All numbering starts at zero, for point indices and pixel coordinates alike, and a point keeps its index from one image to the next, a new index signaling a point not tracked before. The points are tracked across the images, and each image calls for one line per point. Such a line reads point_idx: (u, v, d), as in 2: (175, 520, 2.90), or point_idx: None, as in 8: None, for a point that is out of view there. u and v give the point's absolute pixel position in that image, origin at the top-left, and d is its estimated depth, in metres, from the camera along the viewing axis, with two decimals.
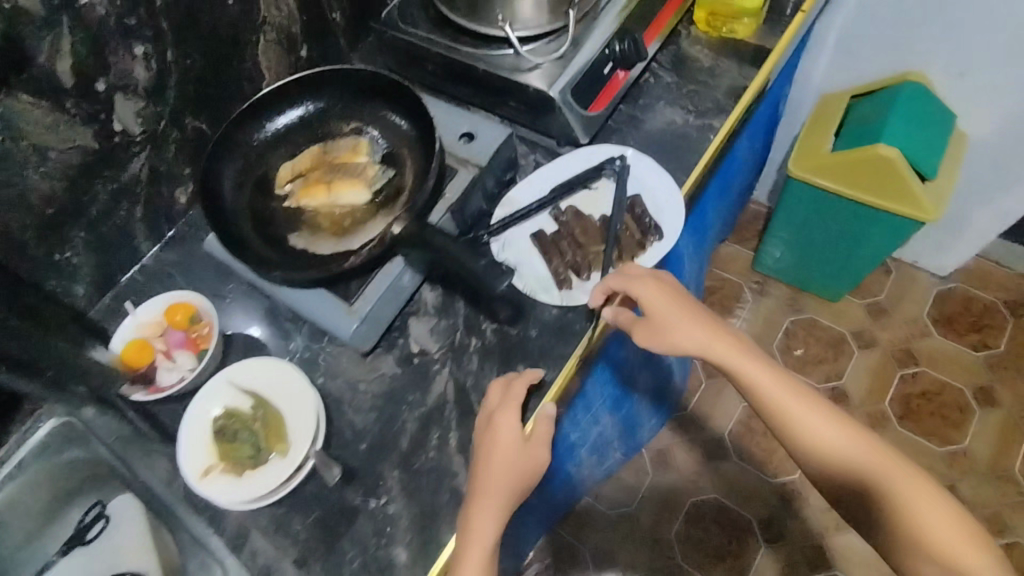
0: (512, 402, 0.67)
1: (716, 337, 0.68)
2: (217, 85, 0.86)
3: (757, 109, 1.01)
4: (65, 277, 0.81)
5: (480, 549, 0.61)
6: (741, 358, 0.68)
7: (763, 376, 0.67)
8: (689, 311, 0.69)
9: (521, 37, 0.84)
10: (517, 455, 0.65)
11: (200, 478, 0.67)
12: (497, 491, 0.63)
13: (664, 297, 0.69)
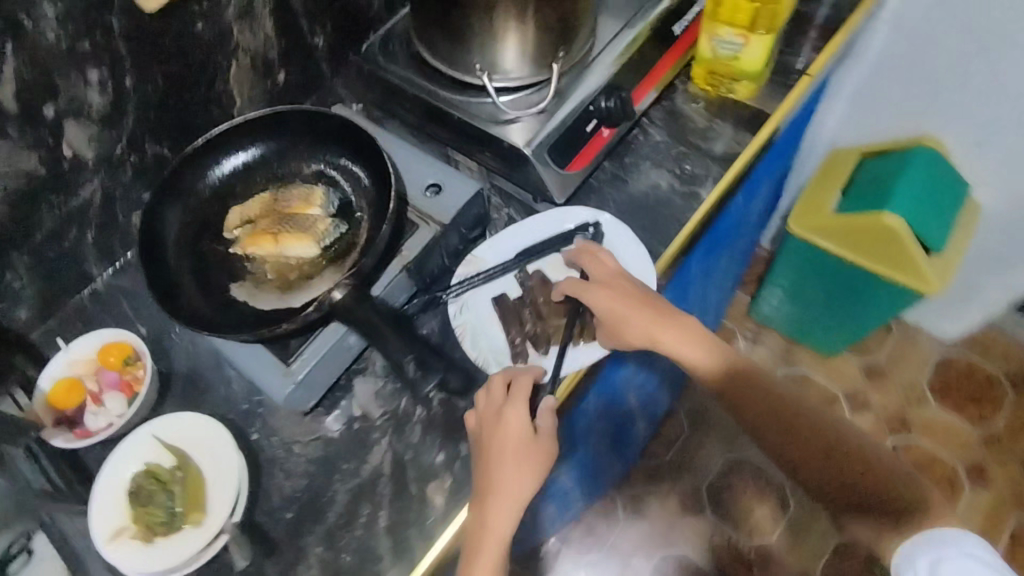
0: (519, 396, 0.66)
1: (681, 329, 0.72)
2: (181, 109, 0.82)
3: (756, 171, 0.94)
4: (6, 300, 0.78)
5: (500, 540, 0.63)
6: (701, 349, 0.72)
7: (719, 363, 0.72)
8: (655, 307, 0.72)
9: (501, 87, 0.79)
10: (529, 446, 0.65)
11: (108, 541, 0.63)
12: (517, 481, 0.64)
13: (634, 293, 0.72)
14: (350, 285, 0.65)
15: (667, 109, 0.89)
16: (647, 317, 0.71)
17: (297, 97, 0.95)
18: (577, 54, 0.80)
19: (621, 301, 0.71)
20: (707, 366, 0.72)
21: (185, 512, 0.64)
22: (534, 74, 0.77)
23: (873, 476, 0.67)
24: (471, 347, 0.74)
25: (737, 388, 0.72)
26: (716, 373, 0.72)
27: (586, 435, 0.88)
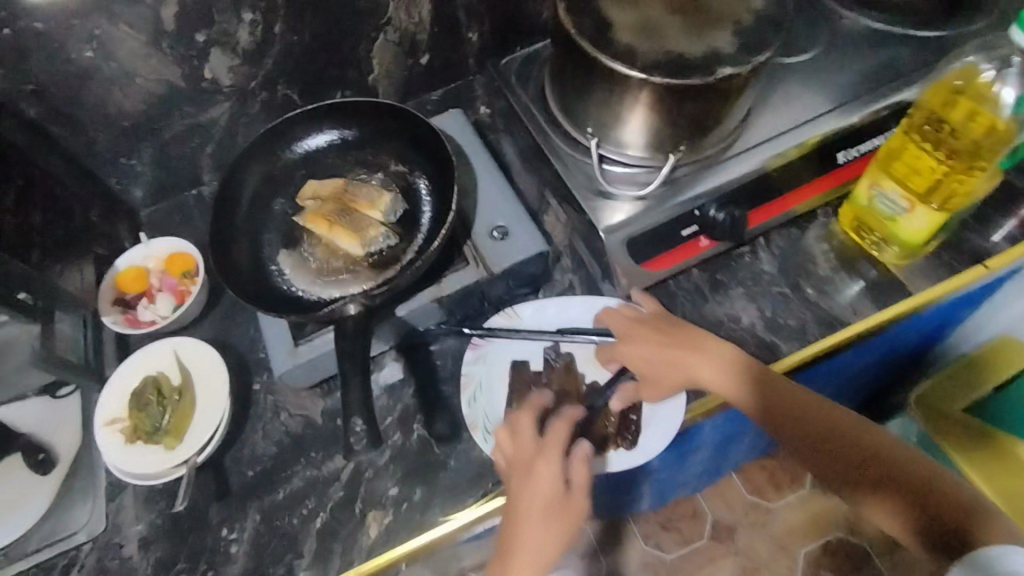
0: (552, 447, 0.63)
1: (713, 355, 0.65)
2: (320, 65, 0.85)
3: (882, 344, 0.78)
4: (125, 177, 0.85)
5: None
6: (735, 378, 0.64)
7: (751, 388, 0.63)
8: (687, 338, 0.67)
9: (610, 157, 0.74)
10: (557, 508, 0.60)
11: (103, 425, 0.71)
12: (552, 538, 0.59)
13: (665, 324, 0.68)
14: (364, 305, 0.62)
15: (793, 238, 0.79)
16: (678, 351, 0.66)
17: (434, 81, 0.95)
18: (705, 152, 0.73)
19: (653, 336, 0.67)
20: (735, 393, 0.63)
21: (167, 432, 0.70)
22: (647, 158, 0.73)
23: (920, 493, 0.56)
24: (468, 403, 0.71)
25: (771, 408, 0.62)
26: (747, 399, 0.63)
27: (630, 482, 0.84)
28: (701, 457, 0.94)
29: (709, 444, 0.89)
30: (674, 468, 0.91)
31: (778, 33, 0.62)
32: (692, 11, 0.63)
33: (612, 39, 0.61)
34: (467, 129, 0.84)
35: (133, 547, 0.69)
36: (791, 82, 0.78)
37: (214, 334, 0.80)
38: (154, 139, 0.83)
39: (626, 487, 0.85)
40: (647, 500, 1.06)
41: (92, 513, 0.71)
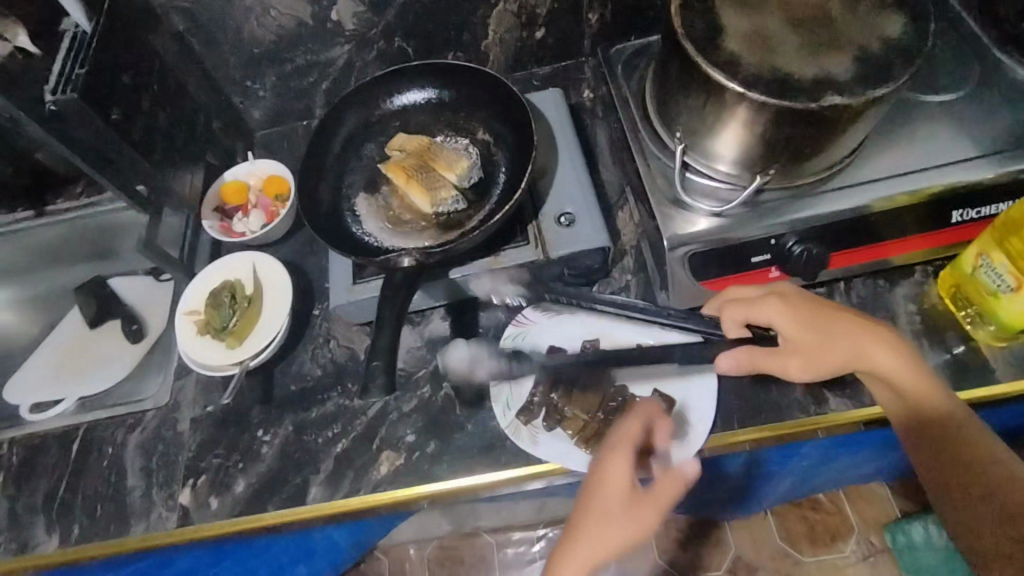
0: (626, 447, 0.58)
1: (891, 348, 0.60)
2: (437, 24, 0.88)
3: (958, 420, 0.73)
4: (249, 99, 0.94)
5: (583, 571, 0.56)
6: (907, 375, 0.59)
7: (917, 387, 0.59)
8: (860, 324, 0.61)
9: (693, 166, 0.71)
10: (620, 511, 0.56)
11: (183, 313, 0.80)
12: (621, 538, 0.55)
13: (839, 310, 0.63)
14: (416, 260, 0.65)
15: (875, 291, 0.74)
16: (846, 332, 0.61)
17: (545, 57, 0.96)
18: (802, 180, 0.68)
19: (816, 308, 0.63)
20: (896, 386, 0.60)
21: (229, 333, 0.77)
22: (734, 176, 0.69)
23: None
24: (498, 374, 0.74)
25: (924, 411, 0.59)
26: (904, 393, 0.60)
27: None
28: (734, 482, 0.94)
29: (744, 471, 0.89)
30: (697, 484, 0.91)
31: (907, 66, 0.55)
32: (815, 28, 0.59)
33: (718, 45, 0.59)
34: (562, 111, 0.84)
35: (185, 424, 0.79)
36: (920, 123, 0.71)
37: (292, 256, 0.87)
38: (277, 69, 0.90)
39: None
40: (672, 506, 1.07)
41: (160, 388, 0.82)
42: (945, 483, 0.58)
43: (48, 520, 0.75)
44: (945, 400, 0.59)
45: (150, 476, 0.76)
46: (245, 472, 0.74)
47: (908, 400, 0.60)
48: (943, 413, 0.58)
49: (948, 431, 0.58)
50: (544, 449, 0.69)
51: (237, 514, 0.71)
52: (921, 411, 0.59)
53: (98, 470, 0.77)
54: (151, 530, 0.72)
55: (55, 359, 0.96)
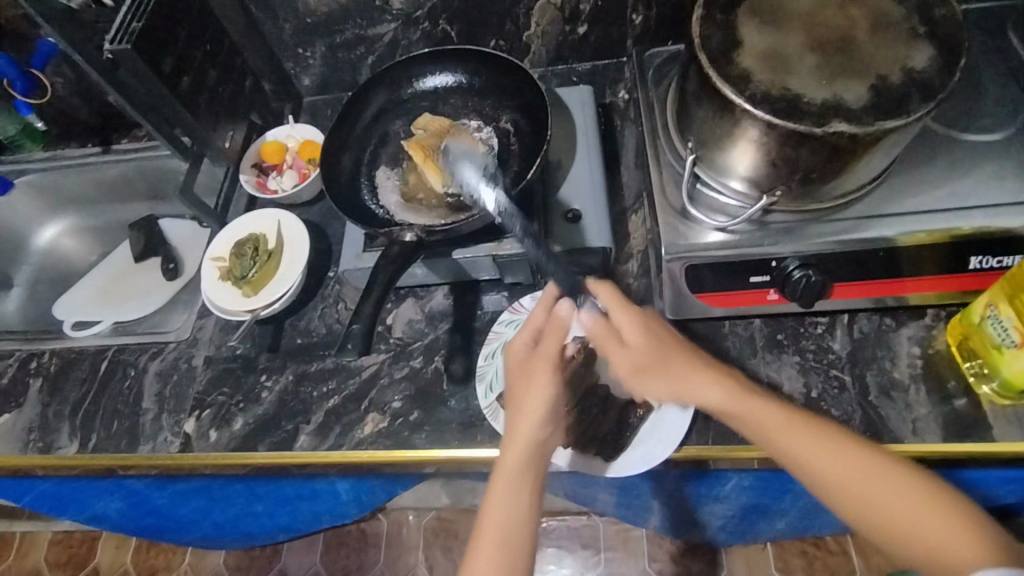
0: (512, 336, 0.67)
1: (722, 374, 0.61)
2: (481, 10, 0.90)
3: (954, 474, 0.71)
4: (298, 65, 0.99)
5: (527, 449, 0.59)
6: (743, 398, 0.59)
7: (765, 410, 0.58)
8: (686, 351, 0.62)
9: (702, 178, 0.70)
10: (518, 382, 0.62)
11: (211, 258, 0.86)
12: (532, 387, 0.60)
13: (666, 335, 0.63)
14: (417, 237, 0.68)
15: (879, 329, 0.72)
16: (681, 359, 0.61)
17: (586, 53, 0.97)
18: (813, 206, 0.67)
19: (649, 330, 0.62)
20: (743, 413, 0.58)
21: (247, 282, 0.83)
22: (743, 194, 0.68)
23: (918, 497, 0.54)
24: (486, 356, 0.76)
25: (784, 433, 0.57)
26: (757, 420, 0.58)
27: (639, 490, 0.86)
28: (723, 505, 0.93)
29: (731, 495, 0.88)
30: (682, 499, 0.90)
31: (924, 101, 0.54)
32: (837, 51, 0.58)
33: (733, 59, 0.58)
34: (588, 110, 0.85)
35: (200, 360, 0.85)
36: (955, 159, 0.68)
37: (318, 218, 0.92)
38: (326, 39, 0.95)
39: (630, 492, 0.87)
40: (663, 520, 1.06)
41: (183, 324, 0.89)
42: (852, 492, 0.55)
43: (72, 427, 0.83)
44: (798, 422, 0.57)
45: (162, 402, 0.83)
46: (244, 411, 0.80)
47: (761, 426, 0.58)
48: (804, 440, 0.56)
49: (814, 443, 0.56)
50: None
51: (231, 449, 0.77)
52: (777, 437, 0.57)
53: (119, 390, 0.85)
54: (155, 451, 0.79)
55: (101, 283, 1.06)
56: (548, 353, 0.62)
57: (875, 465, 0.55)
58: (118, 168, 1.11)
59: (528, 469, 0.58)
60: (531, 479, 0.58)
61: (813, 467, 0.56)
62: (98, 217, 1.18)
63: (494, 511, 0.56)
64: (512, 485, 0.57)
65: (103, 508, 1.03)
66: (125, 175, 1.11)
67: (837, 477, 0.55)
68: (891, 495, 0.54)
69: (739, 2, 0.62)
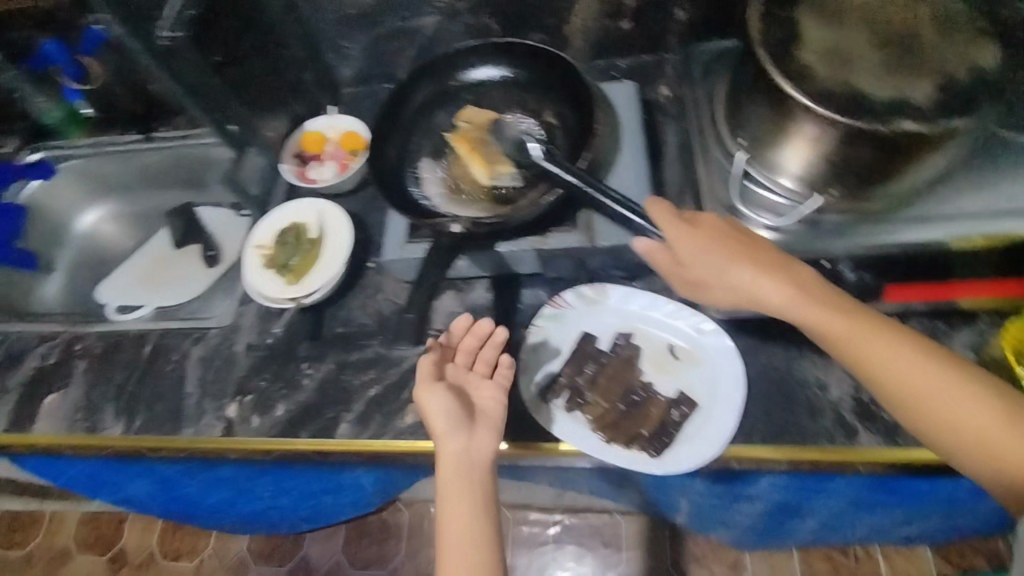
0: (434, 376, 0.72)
1: (787, 273, 0.59)
2: (525, 4, 0.90)
3: None
4: (339, 56, 0.99)
5: (448, 461, 0.61)
6: (810, 305, 0.57)
7: (829, 310, 0.57)
8: (747, 250, 0.61)
9: (751, 177, 0.70)
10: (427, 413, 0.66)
11: (253, 245, 0.87)
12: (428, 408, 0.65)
13: (726, 238, 0.62)
14: (466, 228, 0.69)
15: (928, 332, 0.71)
16: (738, 264, 0.60)
17: (628, 49, 0.96)
18: (866, 206, 0.66)
19: (705, 238, 0.62)
20: (803, 314, 0.57)
21: (290, 271, 0.84)
22: (793, 192, 0.68)
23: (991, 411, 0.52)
24: (528, 350, 0.76)
25: (847, 332, 0.56)
26: (818, 321, 0.57)
27: (673, 488, 0.86)
28: (755, 506, 0.92)
29: (765, 496, 0.88)
30: (715, 499, 0.90)
31: (991, 101, 0.53)
32: (900, 49, 0.57)
33: (793, 55, 0.58)
34: (633, 106, 0.84)
35: (241, 346, 0.86)
36: (1014, 161, 0.67)
37: (358, 209, 0.93)
38: (370, 31, 0.95)
39: (664, 490, 0.87)
40: (690, 518, 1.06)
41: (224, 310, 0.90)
42: (919, 401, 0.53)
43: (117, 408, 0.85)
44: (868, 326, 0.56)
45: (205, 386, 0.84)
46: (286, 398, 0.81)
47: (822, 327, 0.57)
48: (872, 347, 0.55)
49: (880, 344, 0.55)
50: (560, 429, 0.70)
51: (273, 435, 0.78)
52: (844, 341, 0.56)
53: (162, 373, 0.87)
54: (198, 434, 0.80)
55: (142, 269, 1.08)
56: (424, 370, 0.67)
57: (942, 366, 0.54)
58: (159, 156, 1.12)
59: (457, 477, 0.60)
60: (467, 486, 0.60)
61: (874, 368, 0.55)
62: (137, 204, 1.20)
63: (447, 530, 0.58)
64: (450, 497, 0.59)
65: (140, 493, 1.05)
66: (166, 163, 1.13)
67: (900, 378, 0.54)
68: (961, 408, 0.52)
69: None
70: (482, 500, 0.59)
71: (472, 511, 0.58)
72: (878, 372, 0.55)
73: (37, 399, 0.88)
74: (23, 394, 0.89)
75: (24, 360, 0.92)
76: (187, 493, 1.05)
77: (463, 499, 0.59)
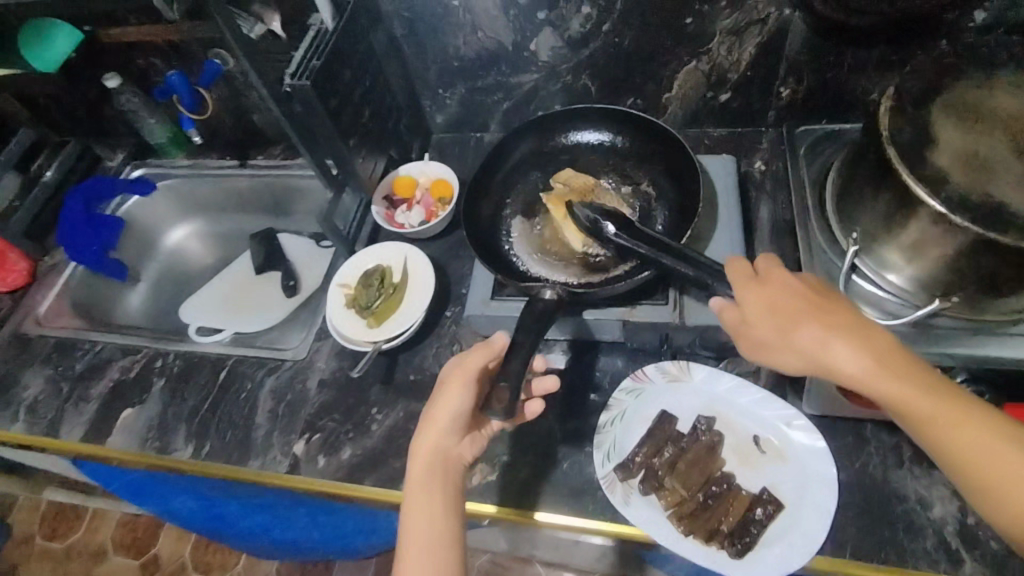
0: None
1: (869, 341, 0.53)
2: (626, 69, 0.90)
3: None
4: (435, 104, 1.02)
5: (427, 454, 0.62)
6: (890, 376, 0.51)
7: (913, 385, 0.51)
8: (822, 309, 0.55)
9: (859, 270, 0.65)
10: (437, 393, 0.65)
11: (337, 284, 0.89)
12: (445, 398, 0.63)
13: (799, 297, 0.57)
14: (557, 296, 0.68)
15: None
16: (812, 326, 0.55)
17: (723, 119, 0.95)
18: (985, 319, 0.62)
19: (775, 299, 0.57)
20: (884, 388, 0.51)
21: (370, 313, 0.85)
22: (906, 291, 0.62)
23: None
24: (604, 422, 0.73)
25: (934, 414, 0.50)
26: (900, 398, 0.51)
27: None
28: None
29: None
30: None
31: None
32: None
33: (925, 157, 0.56)
34: (731, 180, 0.83)
35: (314, 383, 0.87)
36: None
37: (440, 256, 0.94)
38: (468, 83, 0.97)
39: None
40: None
41: (300, 343, 0.92)
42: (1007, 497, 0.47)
43: (188, 431, 0.86)
44: (952, 404, 0.50)
45: (275, 419, 0.85)
46: (354, 441, 0.80)
47: (904, 405, 0.51)
48: (955, 432, 0.49)
49: (971, 429, 0.49)
50: (634, 512, 0.67)
51: (338, 478, 0.78)
52: (923, 420, 0.50)
53: (235, 401, 0.88)
54: (264, 468, 0.80)
55: (223, 291, 1.12)
56: (466, 369, 0.63)
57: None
58: (249, 181, 1.15)
59: (436, 475, 0.61)
60: (434, 486, 0.61)
61: (962, 456, 0.49)
62: (224, 225, 1.24)
63: (407, 522, 0.60)
64: (417, 489, 0.61)
65: (182, 516, 0.98)
66: (255, 189, 1.16)
67: (990, 470, 0.48)
68: None
69: (933, 97, 0.60)
70: (449, 512, 0.60)
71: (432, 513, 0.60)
72: (965, 461, 0.49)
73: (114, 412, 0.90)
74: (101, 406, 0.92)
75: (106, 372, 0.95)
76: (233, 526, 0.97)
77: (426, 496, 0.60)
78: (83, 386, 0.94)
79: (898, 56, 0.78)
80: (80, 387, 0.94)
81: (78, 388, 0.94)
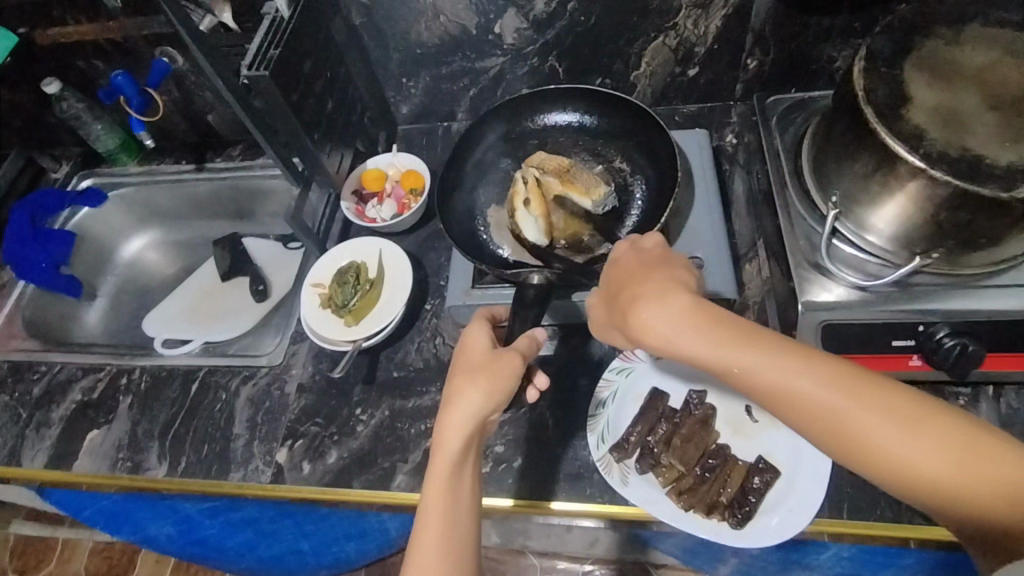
0: (481, 324, 0.63)
1: (668, 305, 0.47)
2: (593, 48, 0.89)
3: None
4: (400, 94, 0.99)
5: (464, 425, 0.56)
6: (693, 337, 0.46)
7: (719, 339, 0.45)
8: (635, 281, 0.50)
9: (840, 232, 0.66)
10: (479, 363, 0.59)
11: (311, 284, 0.86)
12: (499, 380, 0.57)
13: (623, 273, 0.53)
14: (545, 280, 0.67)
15: None
16: (622, 303, 0.50)
17: (692, 95, 0.95)
18: (963, 272, 0.62)
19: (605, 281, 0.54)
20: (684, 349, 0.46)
21: (348, 311, 0.82)
22: (887, 250, 0.63)
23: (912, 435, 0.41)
24: (597, 404, 0.72)
25: (738, 364, 0.44)
26: (703, 357, 0.45)
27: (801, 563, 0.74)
28: None
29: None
30: None
31: None
32: (1017, 114, 0.56)
33: (903, 116, 0.57)
34: (705, 154, 0.83)
35: (293, 387, 0.84)
36: None
37: (416, 248, 0.92)
38: (433, 70, 0.94)
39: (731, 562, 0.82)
40: None
41: (275, 348, 0.88)
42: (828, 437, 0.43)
43: (161, 448, 0.82)
44: (762, 351, 0.44)
45: (254, 428, 0.81)
46: (338, 445, 0.77)
47: (710, 364, 0.46)
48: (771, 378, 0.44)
49: (784, 373, 0.44)
50: (634, 492, 0.66)
51: (325, 483, 0.75)
52: (737, 375, 0.45)
53: (210, 413, 0.84)
54: (246, 479, 0.77)
55: (190, 301, 1.07)
56: (523, 357, 0.59)
57: (856, 393, 0.42)
58: (207, 186, 1.10)
59: (471, 452, 0.56)
60: (462, 461, 0.55)
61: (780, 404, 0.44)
62: (184, 233, 1.19)
63: (433, 495, 0.54)
64: (449, 463, 0.55)
65: (160, 541, 0.93)
66: (214, 193, 1.11)
67: (804, 412, 0.43)
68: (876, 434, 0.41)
69: (901, 57, 0.61)
70: (476, 489, 0.56)
71: (460, 492, 0.55)
72: (783, 404, 0.44)
73: (78, 435, 0.85)
74: (65, 429, 0.86)
75: (67, 393, 0.90)
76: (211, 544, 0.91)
77: (453, 472, 0.55)
78: (42, 411, 0.89)
79: (860, 22, 0.79)
80: (39, 412, 0.89)
81: (38, 413, 0.88)
